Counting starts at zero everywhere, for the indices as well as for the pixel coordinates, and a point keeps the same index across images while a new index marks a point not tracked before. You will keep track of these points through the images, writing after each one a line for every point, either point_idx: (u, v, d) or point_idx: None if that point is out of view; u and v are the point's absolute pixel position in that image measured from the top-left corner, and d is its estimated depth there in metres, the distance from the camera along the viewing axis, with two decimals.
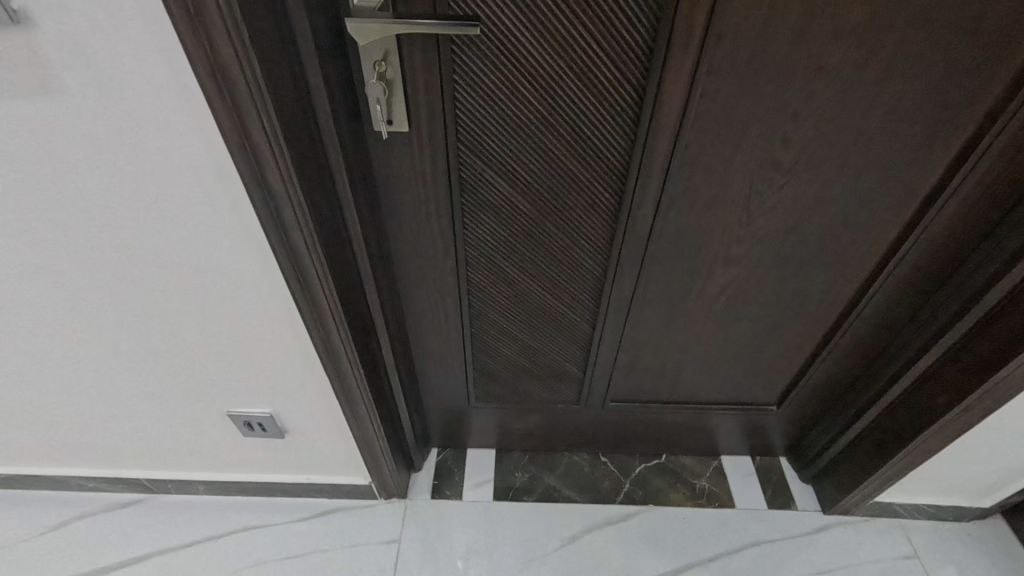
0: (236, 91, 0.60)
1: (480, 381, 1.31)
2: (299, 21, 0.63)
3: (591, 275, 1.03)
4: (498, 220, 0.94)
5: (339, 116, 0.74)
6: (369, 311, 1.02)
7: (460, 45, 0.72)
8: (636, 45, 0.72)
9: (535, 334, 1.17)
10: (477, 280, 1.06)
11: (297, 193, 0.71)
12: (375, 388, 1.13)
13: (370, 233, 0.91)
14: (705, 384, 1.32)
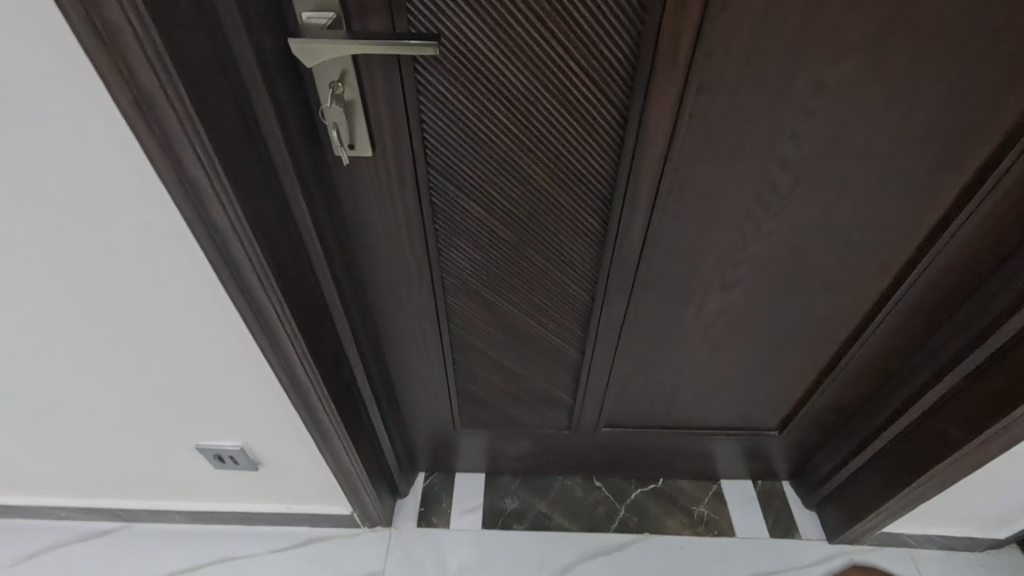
0: (165, 123, 0.54)
1: (465, 407, 1.24)
2: (239, 39, 0.56)
3: (577, 302, 0.97)
4: (475, 246, 0.87)
5: (294, 141, 0.67)
6: (341, 341, 0.96)
7: (425, 60, 0.65)
8: (619, 54, 0.65)
9: (520, 361, 1.10)
10: (457, 306, 0.99)
11: (245, 226, 0.65)
12: (350, 419, 1.07)
13: (335, 261, 0.85)
14: (702, 408, 1.25)
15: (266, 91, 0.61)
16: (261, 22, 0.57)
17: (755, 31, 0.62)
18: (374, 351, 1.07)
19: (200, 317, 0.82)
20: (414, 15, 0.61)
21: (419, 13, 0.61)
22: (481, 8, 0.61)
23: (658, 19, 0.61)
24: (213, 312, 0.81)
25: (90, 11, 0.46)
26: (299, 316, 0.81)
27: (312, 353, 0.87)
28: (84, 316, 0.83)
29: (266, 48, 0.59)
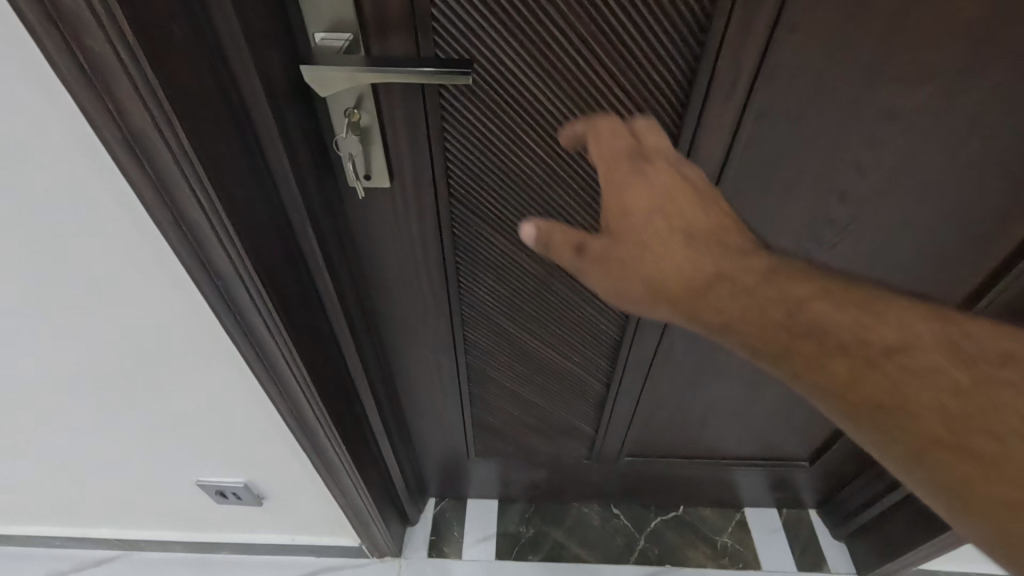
0: (160, 163, 0.47)
1: (480, 436, 1.18)
2: (244, 67, 0.49)
3: (606, 335, 0.90)
4: (498, 278, 0.80)
5: (305, 175, 0.61)
6: (352, 376, 0.90)
7: (452, 89, 0.58)
8: (670, 80, 0.58)
9: (540, 392, 1.04)
10: (477, 339, 0.93)
11: (253, 273, 0.59)
12: (361, 455, 1.01)
13: (348, 296, 0.79)
14: (729, 438, 1.19)
15: (275, 124, 0.54)
16: (269, 47, 0.50)
17: (824, 57, 0.56)
18: (385, 382, 1.01)
19: (204, 356, 0.76)
20: (441, 36, 0.54)
21: (446, 35, 0.54)
22: (518, 29, 0.54)
23: (717, 43, 0.55)
24: (217, 351, 0.75)
25: (71, 41, 0.40)
26: (309, 359, 0.74)
27: (324, 396, 0.81)
28: (74, 356, 0.76)
29: (275, 75, 0.52)
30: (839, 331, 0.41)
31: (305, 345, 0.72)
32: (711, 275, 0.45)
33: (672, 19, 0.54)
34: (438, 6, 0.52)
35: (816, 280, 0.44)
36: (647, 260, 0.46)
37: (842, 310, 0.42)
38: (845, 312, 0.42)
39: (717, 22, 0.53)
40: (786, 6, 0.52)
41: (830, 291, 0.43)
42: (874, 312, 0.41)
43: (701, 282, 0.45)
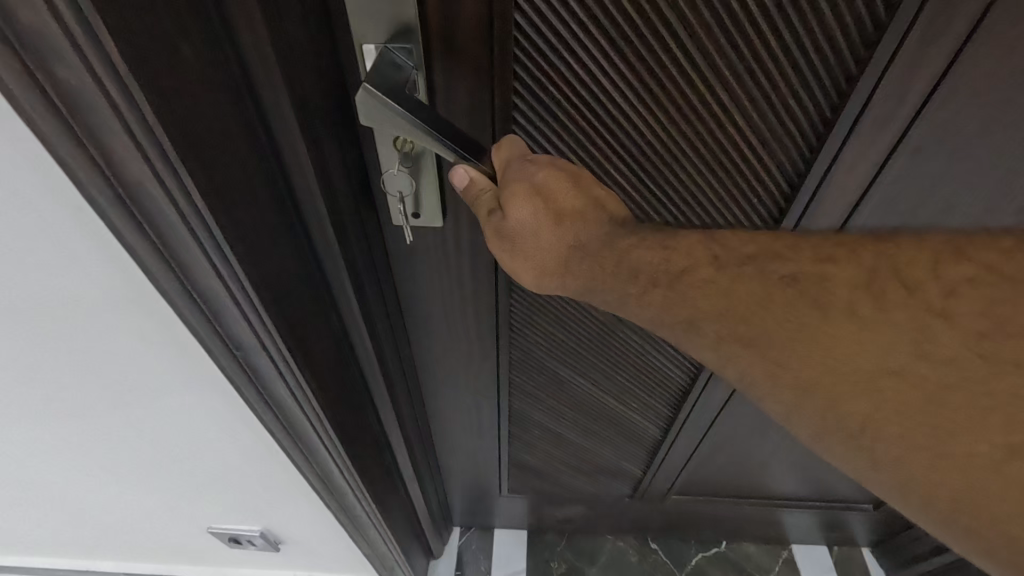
0: (168, 223, 0.36)
1: (514, 472, 1.08)
2: (275, 98, 0.38)
3: (673, 380, 0.79)
4: (557, 318, 0.69)
5: (344, 218, 0.49)
6: (385, 429, 0.79)
7: (526, 112, 0.47)
8: (796, 135, 0.49)
9: (590, 435, 0.93)
10: (524, 385, 0.82)
11: (283, 341, 0.47)
12: (390, 505, 0.90)
13: (385, 346, 0.67)
14: (786, 480, 1.09)
15: (312, 165, 0.42)
16: (308, 71, 0.39)
17: (997, 91, 0.45)
18: (416, 424, 0.90)
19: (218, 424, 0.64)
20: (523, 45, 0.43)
21: (529, 42, 0.43)
22: (554, 152, 0.50)
23: (858, 111, 0.46)
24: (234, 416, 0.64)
25: (40, 74, 0.27)
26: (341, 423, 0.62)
27: (356, 458, 0.69)
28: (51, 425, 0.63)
29: (312, 107, 0.41)
30: (710, 325, 0.34)
31: (339, 408, 0.61)
32: (587, 274, 0.40)
33: (813, 64, 0.44)
34: (524, 11, 0.41)
35: (653, 241, 0.38)
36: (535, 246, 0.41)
37: (675, 288, 0.36)
38: (689, 286, 0.36)
39: (863, 85, 0.45)
40: (948, 75, 0.44)
41: (656, 238, 0.38)
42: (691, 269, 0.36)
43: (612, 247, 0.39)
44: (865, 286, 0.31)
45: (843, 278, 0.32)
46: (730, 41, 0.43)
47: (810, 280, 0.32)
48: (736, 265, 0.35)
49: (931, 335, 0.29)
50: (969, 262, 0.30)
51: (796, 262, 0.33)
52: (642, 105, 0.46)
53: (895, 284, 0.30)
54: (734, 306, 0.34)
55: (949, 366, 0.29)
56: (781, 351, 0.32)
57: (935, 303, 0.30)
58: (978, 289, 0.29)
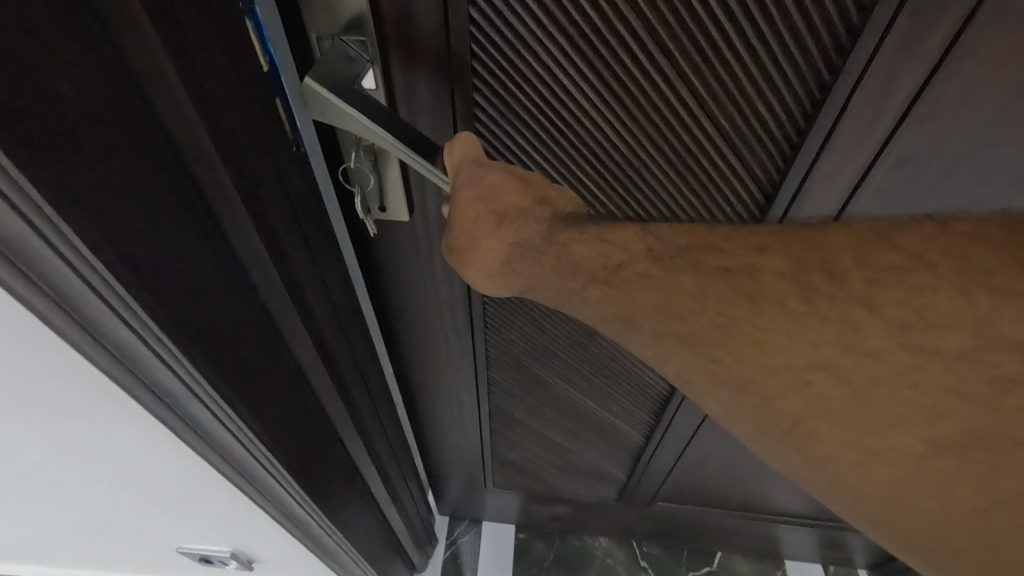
0: (64, 285, 0.28)
1: (499, 468, 1.08)
2: (192, 135, 0.30)
3: (653, 389, 0.78)
4: (531, 319, 0.69)
5: (293, 263, 0.42)
6: (364, 478, 0.71)
7: (488, 110, 0.46)
8: (772, 135, 0.46)
9: (572, 437, 0.92)
10: (503, 383, 0.81)
11: (229, 408, 0.40)
12: (374, 543, 0.83)
13: (357, 394, 0.60)
14: (788, 495, 1.06)
15: (248, 211, 0.35)
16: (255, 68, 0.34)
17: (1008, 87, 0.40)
18: (394, 464, 0.82)
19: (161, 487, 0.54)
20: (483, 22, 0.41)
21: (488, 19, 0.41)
22: (520, 132, 0.48)
23: (831, 120, 0.44)
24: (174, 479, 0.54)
25: None
26: (313, 480, 0.55)
27: (332, 511, 0.62)
28: None
29: (242, 122, 0.33)
30: (641, 328, 0.33)
31: (310, 467, 0.54)
32: (528, 273, 0.38)
33: (782, 72, 0.42)
34: None
35: (588, 234, 0.35)
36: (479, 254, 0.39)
37: (614, 284, 0.33)
38: (628, 283, 0.33)
39: (850, 73, 0.41)
40: (929, 86, 0.40)
41: (591, 231, 0.36)
42: (626, 262, 0.33)
43: (551, 254, 0.36)
44: (793, 276, 0.28)
45: (772, 270, 0.29)
46: (693, 45, 0.41)
47: (742, 271, 0.29)
48: (672, 255, 0.32)
49: (859, 329, 0.26)
50: (896, 251, 0.26)
51: (728, 253, 0.30)
52: (603, 107, 0.45)
53: (820, 273, 0.28)
54: (675, 298, 0.31)
55: (888, 375, 0.26)
56: (714, 346, 0.30)
57: (859, 292, 0.26)
58: (903, 275, 0.26)
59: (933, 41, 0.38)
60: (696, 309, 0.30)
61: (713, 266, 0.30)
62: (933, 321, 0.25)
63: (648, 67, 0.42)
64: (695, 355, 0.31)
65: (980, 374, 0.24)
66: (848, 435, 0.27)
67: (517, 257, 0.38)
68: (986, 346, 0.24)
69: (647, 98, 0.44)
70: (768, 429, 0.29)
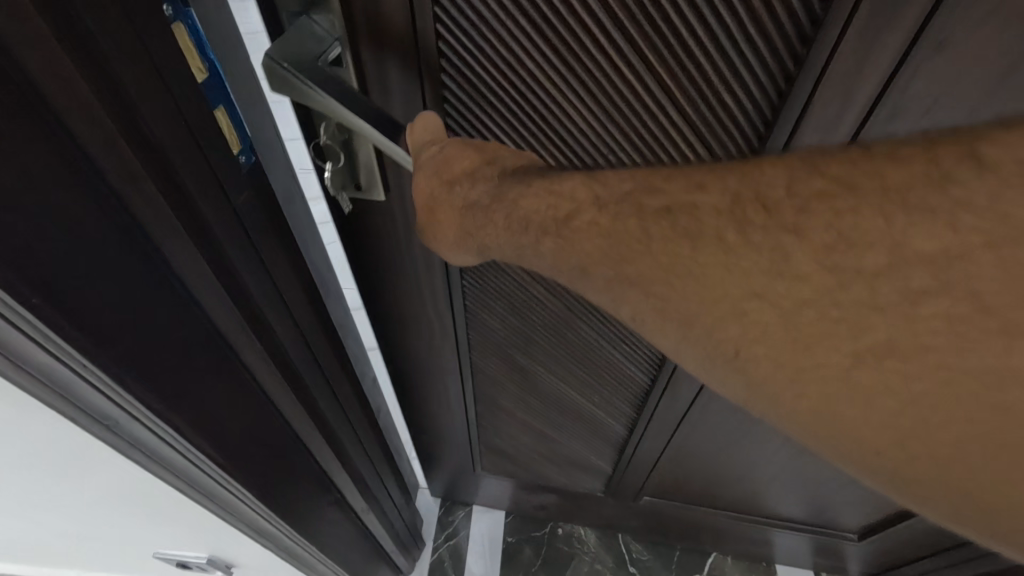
0: None
1: (487, 454, 1.08)
2: (105, 138, 0.31)
3: (633, 382, 0.78)
4: (511, 305, 0.69)
5: (242, 277, 0.44)
6: (339, 490, 0.72)
7: (455, 58, 0.44)
8: (768, 39, 0.40)
9: (556, 428, 0.93)
10: (486, 367, 0.82)
11: (163, 422, 0.41)
12: (351, 552, 0.84)
13: (324, 407, 0.61)
14: (790, 501, 1.03)
15: (173, 213, 0.36)
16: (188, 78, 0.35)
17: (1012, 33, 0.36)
18: (376, 474, 0.84)
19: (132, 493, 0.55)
20: None
21: None
22: (484, 54, 0.44)
23: (811, 87, 0.41)
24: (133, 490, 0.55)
25: None
26: (270, 486, 0.56)
27: (298, 515, 0.63)
28: None
29: (165, 124, 0.34)
30: (592, 278, 0.31)
31: (265, 473, 0.54)
32: (481, 232, 0.37)
33: (747, 63, 0.41)
34: None
35: (539, 188, 0.34)
36: (440, 224, 0.40)
37: (562, 235, 0.32)
38: (574, 234, 0.31)
39: None
40: (902, 73, 0.39)
41: (542, 185, 0.34)
42: (573, 213, 0.31)
43: (502, 216, 0.35)
44: (727, 211, 0.25)
45: (709, 205, 0.26)
46: (653, 31, 0.40)
47: (682, 211, 0.27)
48: (617, 201, 0.30)
49: (790, 257, 0.23)
50: (820, 175, 0.23)
51: (667, 192, 0.28)
52: (567, 91, 0.45)
53: (753, 204, 0.25)
54: (622, 242, 0.29)
55: (808, 294, 0.23)
56: (659, 289, 0.27)
57: (788, 219, 0.24)
58: (831, 202, 0.23)
59: (898, 26, 0.36)
60: (641, 251, 0.28)
61: (654, 207, 0.28)
62: (850, 241, 0.22)
63: (608, 52, 0.42)
64: (638, 299, 0.29)
65: (897, 285, 0.21)
66: (786, 357, 0.24)
67: (470, 220, 0.38)
68: (903, 262, 0.21)
69: (610, 84, 0.43)
70: (714, 359, 0.26)
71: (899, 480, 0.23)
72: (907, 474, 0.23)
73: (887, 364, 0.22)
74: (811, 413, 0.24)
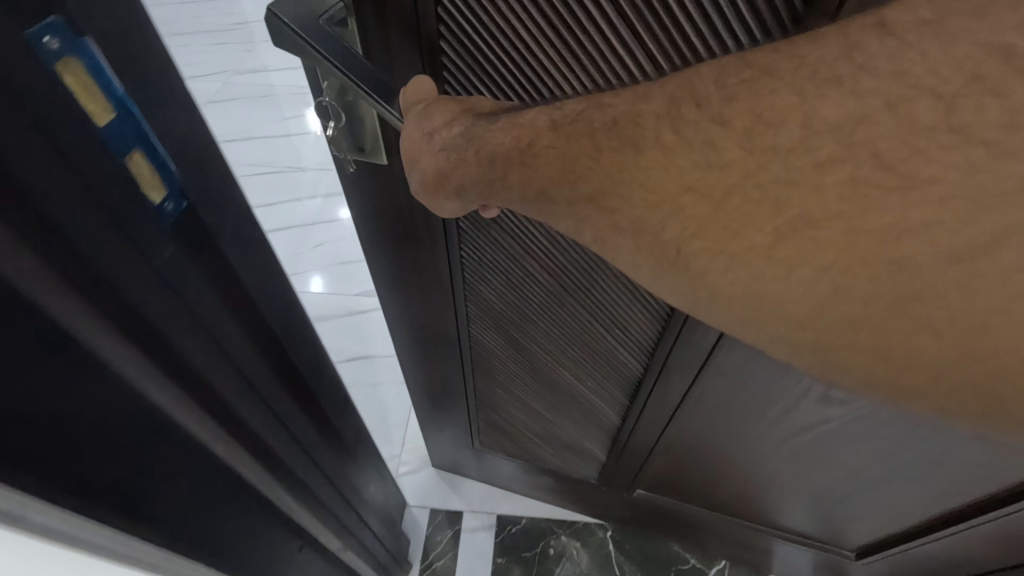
0: None
1: (486, 430, 1.10)
2: None
3: (625, 370, 0.79)
4: (507, 281, 0.70)
5: (162, 328, 0.41)
6: (308, 531, 0.69)
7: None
8: None
9: (551, 408, 0.95)
10: (483, 341, 0.83)
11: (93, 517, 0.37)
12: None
13: (279, 449, 0.57)
14: (792, 514, 1.00)
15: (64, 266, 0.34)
16: (79, 117, 0.33)
17: None
18: (349, 507, 0.79)
19: None
20: None
21: None
22: None
23: None
24: None
25: None
26: (222, 546, 0.52)
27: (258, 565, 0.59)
28: None
29: (49, 169, 0.32)
30: (554, 202, 0.33)
31: (214, 532, 0.51)
32: (455, 174, 0.39)
33: (735, 27, 0.38)
34: None
35: (505, 121, 0.35)
36: (418, 163, 0.41)
37: (523, 164, 0.33)
38: (534, 160, 0.33)
39: None
40: None
41: (509, 119, 0.35)
42: (531, 142, 0.33)
43: (473, 158, 0.37)
44: (665, 112, 0.27)
45: (650, 111, 0.28)
46: None
47: (627, 120, 0.29)
48: (571, 120, 0.32)
49: (718, 147, 0.26)
50: (748, 67, 0.26)
51: (614, 106, 0.30)
52: (564, 39, 0.42)
53: (687, 102, 0.27)
54: (575, 162, 0.31)
55: (736, 170, 0.25)
56: (602, 203, 0.30)
57: (717, 112, 0.26)
58: (752, 89, 0.25)
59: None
60: (592, 164, 0.30)
61: (603, 120, 0.30)
62: (767, 119, 0.25)
63: (605, 29, 0.41)
64: (597, 217, 0.30)
65: (808, 158, 0.24)
66: (720, 243, 0.26)
67: (445, 161, 0.39)
68: (810, 137, 0.24)
69: (610, 30, 0.41)
70: (661, 264, 0.28)
71: (815, 352, 0.26)
72: (831, 344, 0.25)
73: (803, 234, 0.24)
74: (741, 298, 0.26)
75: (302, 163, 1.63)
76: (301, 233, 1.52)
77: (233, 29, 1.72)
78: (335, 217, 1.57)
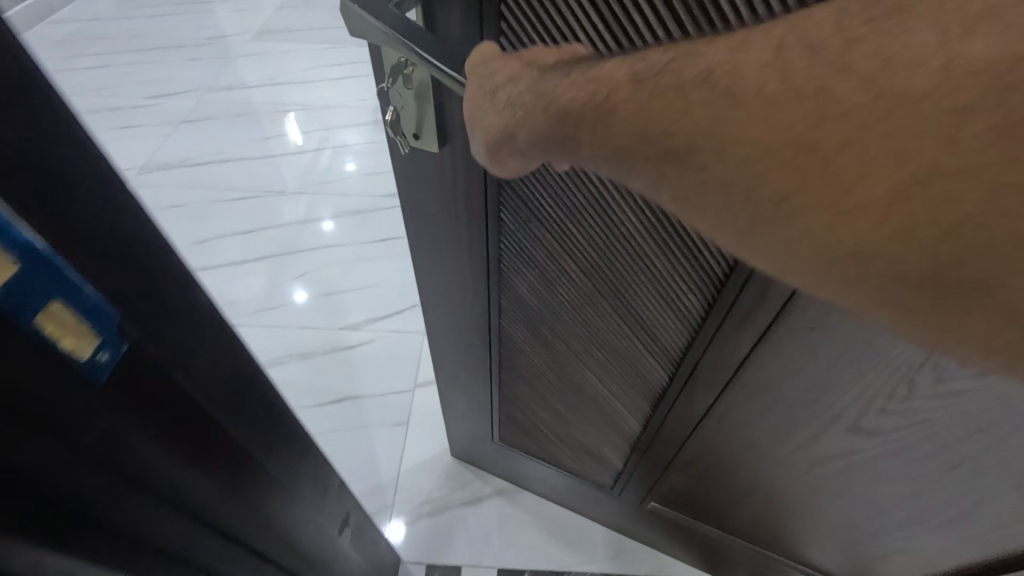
0: None
1: (508, 426, 1.10)
2: None
3: (649, 377, 0.78)
4: (542, 276, 0.71)
5: (65, 481, 0.35)
6: None
7: None
8: None
9: (573, 409, 0.94)
10: (513, 335, 0.84)
11: None
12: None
13: (214, 563, 0.51)
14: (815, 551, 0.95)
15: None
16: None
17: None
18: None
19: None
20: None
21: None
22: None
23: None
24: None
25: None
26: None
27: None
28: None
29: None
30: (632, 157, 0.33)
31: None
32: (521, 134, 0.39)
33: None
34: None
35: (579, 76, 0.36)
36: (483, 121, 0.42)
37: (600, 117, 0.33)
38: (614, 114, 0.33)
39: None
40: None
41: (585, 74, 0.36)
42: (614, 92, 0.33)
43: (542, 116, 0.37)
44: (772, 59, 0.27)
45: (752, 59, 0.28)
46: None
47: (724, 72, 0.29)
48: (657, 74, 0.32)
49: (831, 93, 0.25)
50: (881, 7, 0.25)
51: (709, 55, 0.30)
52: None
53: (799, 46, 0.27)
54: (663, 113, 0.30)
55: (832, 113, 0.25)
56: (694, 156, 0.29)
57: (837, 56, 0.25)
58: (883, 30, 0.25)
59: None
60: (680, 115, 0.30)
61: (698, 69, 0.30)
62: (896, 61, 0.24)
63: None
64: (684, 172, 0.30)
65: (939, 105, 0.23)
66: (827, 198, 0.25)
67: (511, 116, 0.40)
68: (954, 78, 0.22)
69: None
70: (758, 220, 0.28)
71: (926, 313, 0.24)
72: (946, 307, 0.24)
73: (929, 190, 0.23)
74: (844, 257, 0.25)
75: (283, 187, 1.90)
76: (283, 262, 1.71)
77: (211, 43, 2.44)
78: (319, 231, 1.79)
